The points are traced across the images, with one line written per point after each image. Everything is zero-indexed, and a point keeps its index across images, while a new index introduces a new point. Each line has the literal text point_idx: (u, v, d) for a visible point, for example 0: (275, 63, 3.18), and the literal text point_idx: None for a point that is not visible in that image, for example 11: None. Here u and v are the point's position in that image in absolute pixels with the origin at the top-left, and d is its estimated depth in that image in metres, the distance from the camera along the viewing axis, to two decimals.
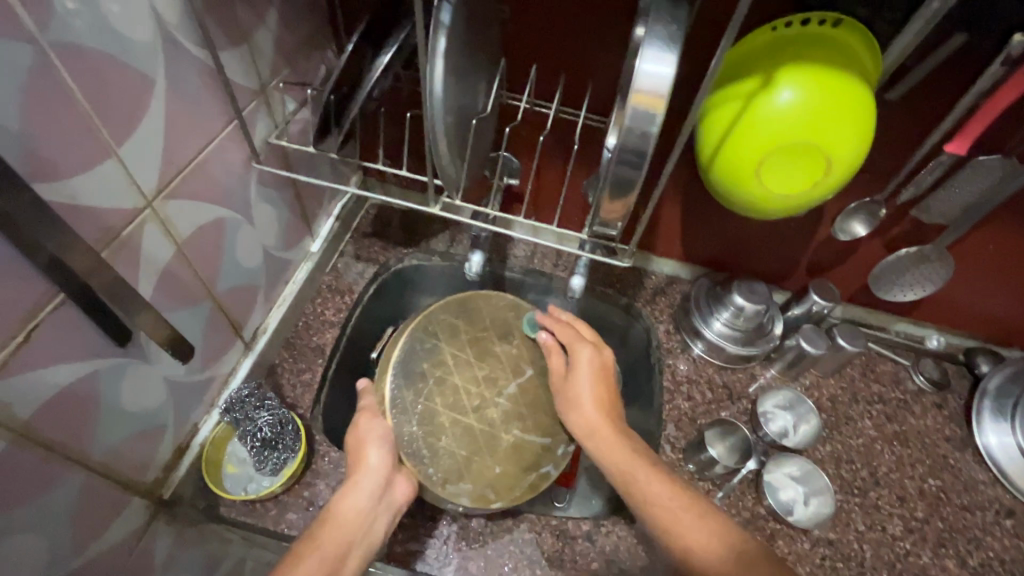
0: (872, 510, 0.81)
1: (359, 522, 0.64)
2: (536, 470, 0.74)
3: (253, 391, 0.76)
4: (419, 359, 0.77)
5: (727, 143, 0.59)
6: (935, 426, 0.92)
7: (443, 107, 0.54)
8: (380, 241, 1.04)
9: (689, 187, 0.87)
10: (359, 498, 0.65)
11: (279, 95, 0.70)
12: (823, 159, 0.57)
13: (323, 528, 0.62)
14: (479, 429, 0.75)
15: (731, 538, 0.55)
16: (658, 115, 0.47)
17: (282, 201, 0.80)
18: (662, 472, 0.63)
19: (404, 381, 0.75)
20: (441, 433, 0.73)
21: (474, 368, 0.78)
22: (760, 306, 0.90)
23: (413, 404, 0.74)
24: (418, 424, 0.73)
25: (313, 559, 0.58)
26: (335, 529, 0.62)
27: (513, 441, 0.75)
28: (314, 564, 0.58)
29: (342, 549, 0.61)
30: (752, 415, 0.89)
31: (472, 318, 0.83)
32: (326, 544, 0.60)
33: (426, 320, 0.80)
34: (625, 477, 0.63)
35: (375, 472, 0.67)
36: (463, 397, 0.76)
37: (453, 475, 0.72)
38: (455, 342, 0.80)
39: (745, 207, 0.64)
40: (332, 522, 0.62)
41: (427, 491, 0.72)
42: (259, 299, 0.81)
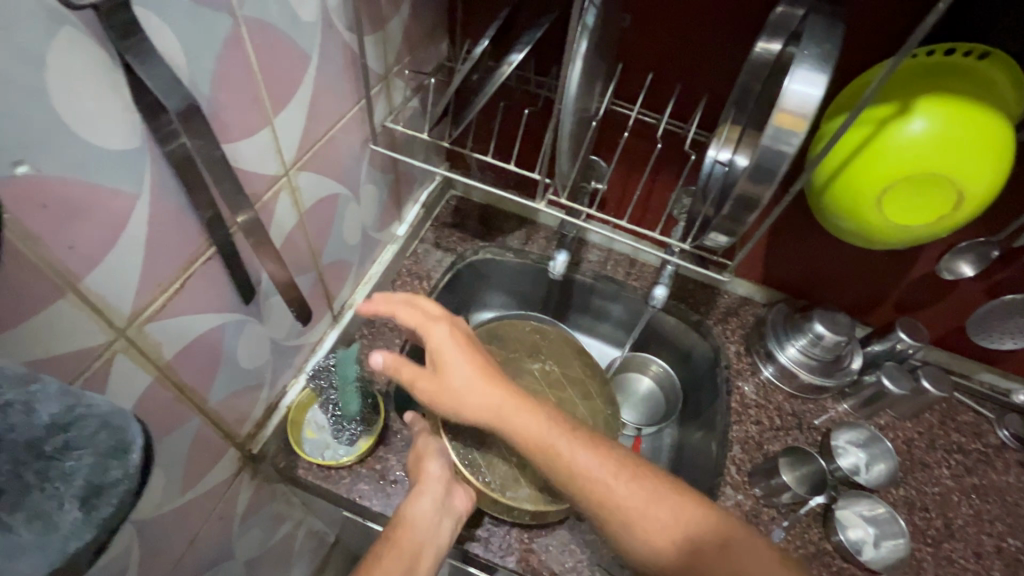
0: (945, 562, 0.78)
1: (430, 526, 0.65)
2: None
3: (337, 362, 0.78)
4: None
5: (847, 169, 0.58)
6: (1018, 484, 0.88)
7: (573, 106, 0.56)
8: (459, 231, 1.06)
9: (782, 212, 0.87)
10: (426, 503, 0.66)
11: (399, 82, 0.73)
12: (953, 193, 0.56)
13: (395, 534, 0.64)
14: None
15: (676, 505, 0.59)
16: (798, 137, 0.49)
17: (383, 183, 0.83)
18: (590, 444, 0.62)
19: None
20: (492, 443, 0.77)
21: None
22: (842, 338, 0.87)
23: (462, 419, 0.78)
24: (470, 436, 0.77)
25: (393, 559, 0.62)
26: (408, 533, 0.64)
27: None
28: (394, 564, 0.61)
29: (413, 552, 0.63)
30: (823, 448, 0.86)
31: (504, 344, 0.90)
32: (400, 549, 0.63)
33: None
34: (572, 473, 0.60)
35: (438, 479, 0.69)
36: None
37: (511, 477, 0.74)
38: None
39: (857, 234, 0.63)
40: (405, 525, 0.64)
41: (486, 500, 0.73)
42: (350, 275, 0.84)
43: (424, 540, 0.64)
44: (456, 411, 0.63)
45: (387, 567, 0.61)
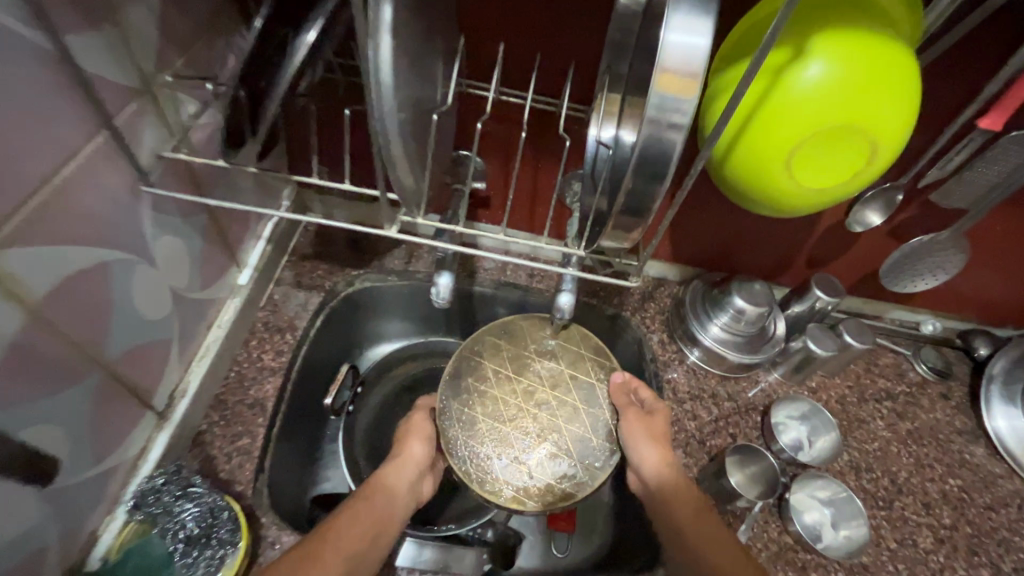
0: (900, 523, 0.75)
1: (400, 499, 0.65)
2: (569, 479, 0.68)
3: (171, 478, 0.59)
4: (464, 373, 0.74)
5: (747, 135, 0.48)
6: (945, 419, 0.87)
7: (394, 101, 0.41)
8: (323, 263, 0.87)
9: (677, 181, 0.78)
10: (402, 478, 0.67)
11: (172, 94, 0.54)
12: (867, 144, 0.47)
13: (369, 497, 0.63)
14: (518, 437, 0.70)
15: None
16: (690, 103, 0.37)
17: (192, 228, 0.63)
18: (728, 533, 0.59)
19: (454, 394, 0.72)
20: (480, 437, 0.69)
21: (515, 383, 0.74)
22: (763, 308, 0.81)
23: (456, 412, 0.71)
24: (459, 429, 0.69)
25: (365, 518, 0.60)
26: (382, 496, 0.64)
27: (551, 453, 0.69)
28: (365, 522, 0.60)
29: (385, 516, 0.62)
30: (764, 429, 0.80)
31: (515, 337, 0.78)
32: (374, 508, 0.62)
33: (469, 340, 0.76)
34: (698, 521, 0.59)
35: (417, 459, 0.70)
36: (504, 409, 0.72)
37: (491, 475, 0.67)
38: (498, 359, 0.76)
39: (771, 206, 0.53)
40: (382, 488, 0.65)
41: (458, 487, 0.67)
42: (173, 355, 0.64)
43: (395, 509, 0.64)
44: (633, 448, 0.66)
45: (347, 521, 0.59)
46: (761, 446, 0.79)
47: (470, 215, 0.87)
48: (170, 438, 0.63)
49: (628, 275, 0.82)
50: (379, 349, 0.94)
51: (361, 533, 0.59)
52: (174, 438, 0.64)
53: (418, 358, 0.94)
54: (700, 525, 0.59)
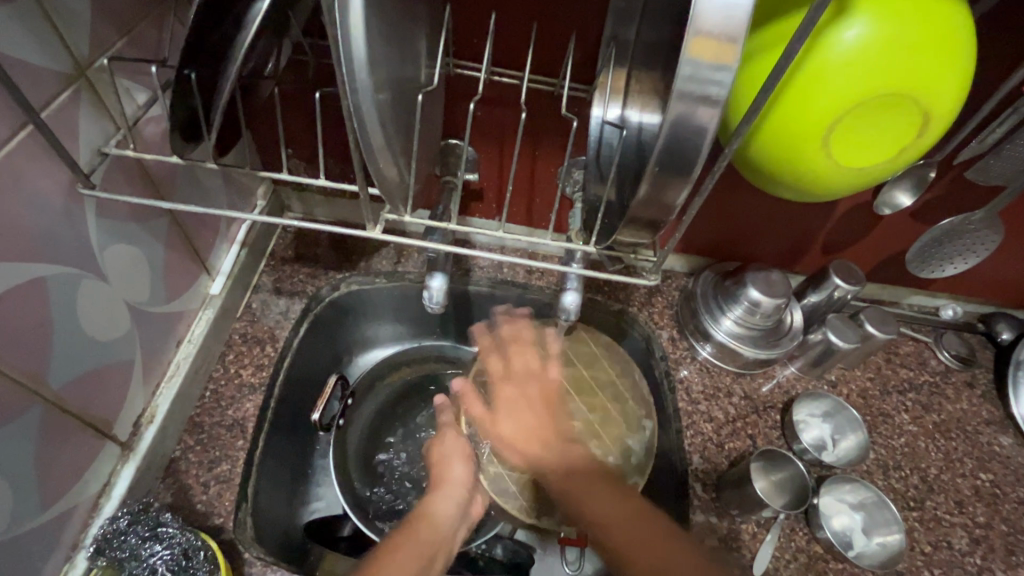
0: (932, 524, 0.71)
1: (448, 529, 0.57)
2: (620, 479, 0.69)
3: (137, 518, 0.53)
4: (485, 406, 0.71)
5: (779, 109, 0.42)
6: (973, 409, 0.82)
7: (369, 78, 0.34)
8: (305, 266, 0.80)
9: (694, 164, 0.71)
10: (447, 505, 0.60)
11: (114, 83, 0.47)
12: (916, 113, 0.41)
13: (410, 531, 0.55)
14: None
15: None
16: (730, 73, 0.30)
17: (152, 235, 0.57)
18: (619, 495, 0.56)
19: (473, 431, 0.69)
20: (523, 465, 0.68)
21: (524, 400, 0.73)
22: (780, 300, 0.74)
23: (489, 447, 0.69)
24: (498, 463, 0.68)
25: (408, 552, 0.52)
26: (427, 528, 0.56)
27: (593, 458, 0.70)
28: (409, 556, 0.52)
29: (431, 551, 0.54)
30: (785, 428, 0.75)
31: None
32: (420, 541, 0.54)
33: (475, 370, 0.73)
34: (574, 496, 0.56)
35: (461, 484, 0.62)
36: None
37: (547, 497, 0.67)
38: None
39: (804, 190, 0.48)
40: (425, 521, 0.57)
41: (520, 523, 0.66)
42: (137, 378, 0.58)
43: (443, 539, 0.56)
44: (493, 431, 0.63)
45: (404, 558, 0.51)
46: (782, 446, 0.74)
47: (463, 209, 0.80)
48: (137, 471, 0.57)
49: (643, 273, 0.75)
50: (371, 355, 0.86)
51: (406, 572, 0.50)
52: (141, 470, 0.57)
53: (412, 364, 0.87)
54: (585, 486, 0.56)
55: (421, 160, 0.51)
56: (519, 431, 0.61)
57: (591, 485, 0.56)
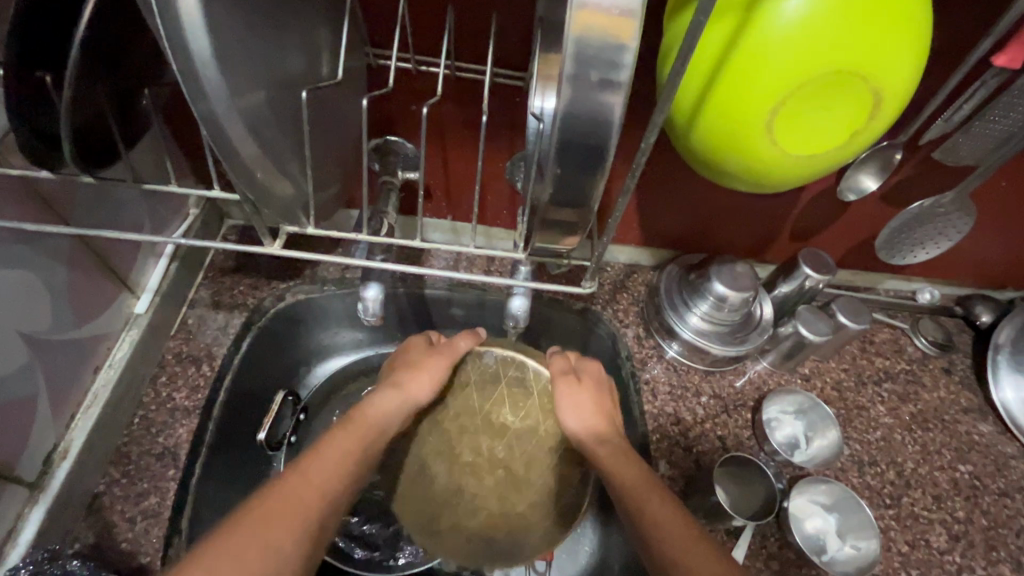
0: (910, 522, 0.68)
1: (388, 419, 0.57)
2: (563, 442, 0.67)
3: (42, 566, 0.49)
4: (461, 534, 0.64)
5: (716, 96, 0.38)
6: (950, 397, 0.79)
7: (223, 77, 0.30)
8: (246, 276, 0.73)
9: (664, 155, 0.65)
10: (393, 404, 0.58)
11: None
12: (869, 92, 0.37)
13: (353, 421, 0.54)
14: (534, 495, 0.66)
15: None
16: (629, 52, 0.27)
17: (41, 255, 0.52)
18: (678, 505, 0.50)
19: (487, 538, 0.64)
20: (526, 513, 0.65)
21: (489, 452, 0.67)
22: (747, 294, 0.70)
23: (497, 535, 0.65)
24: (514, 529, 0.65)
25: (351, 441, 0.51)
26: (369, 418, 0.55)
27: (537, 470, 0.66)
28: (350, 446, 0.51)
29: (371, 436, 0.54)
30: (756, 427, 0.72)
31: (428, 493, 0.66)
32: (361, 426, 0.54)
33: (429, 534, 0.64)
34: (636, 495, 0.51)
35: (425, 384, 0.60)
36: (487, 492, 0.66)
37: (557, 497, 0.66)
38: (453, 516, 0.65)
39: (753, 182, 0.43)
40: (369, 410, 0.56)
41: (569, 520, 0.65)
42: (43, 410, 0.54)
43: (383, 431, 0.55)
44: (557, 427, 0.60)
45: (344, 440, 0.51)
46: (754, 447, 0.70)
47: (411, 209, 0.75)
48: (48, 513, 0.53)
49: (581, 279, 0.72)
50: (328, 365, 0.79)
51: (348, 455, 0.50)
52: (53, 512, 0.54)
53: (369, 374, 0.80)
54: (652, 493, 0.51)
55: (330, 162, 0.46)
56: (584, 422, 0.59)
57: (651, 492, 0.51)
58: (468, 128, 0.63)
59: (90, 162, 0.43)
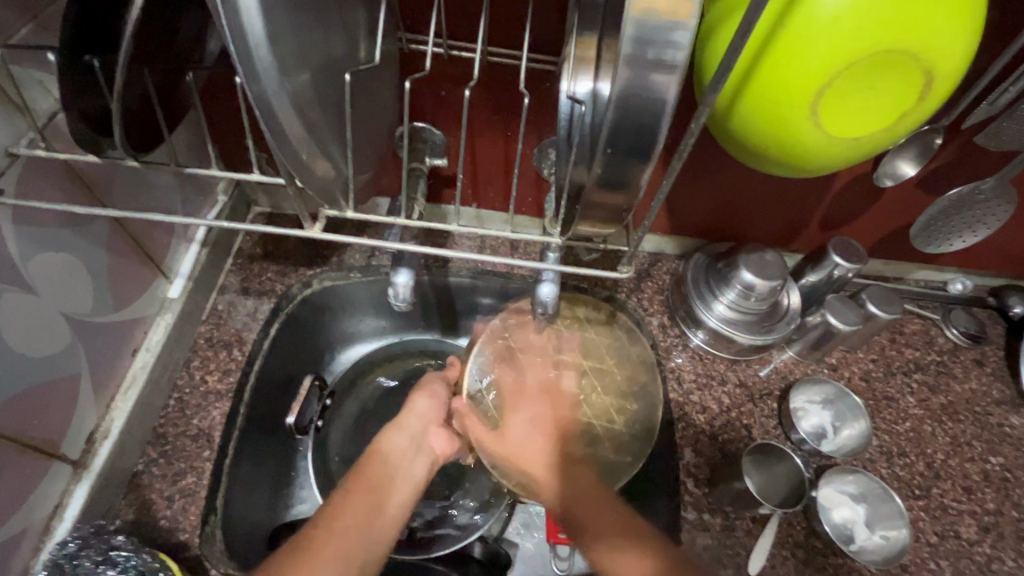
0: (939, 513, 0.67)
1: (402, 460, 0.59)
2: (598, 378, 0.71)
3: (88, 541, 0.50)
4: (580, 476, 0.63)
5: (759, 77, 0.37)
6: (982, 388, 0.77)
7: (274, 58, 0.30)
8: (274, 263, 0.74)
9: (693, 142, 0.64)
10: (400, 439, 0.61)
11: (21, 77, 0.43)
12: (919, 71, 0.36)
13: (361, 471, 0.56)
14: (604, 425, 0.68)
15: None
16: (687, 32, 0.27)
17: (85, 240, 0.53)
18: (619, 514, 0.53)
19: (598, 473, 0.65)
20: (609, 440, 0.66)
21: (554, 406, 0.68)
22: (775, 283, 0.70)
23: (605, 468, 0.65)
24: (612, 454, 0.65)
25: (363, 493, 0.53)
26: (379, 464, 0.57)
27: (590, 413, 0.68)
28: (364, 498, 0.53)
29: (382, 484, 0.56)
30: (782, 416, 0.71)
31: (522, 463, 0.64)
32: (371, 479, 0.55)
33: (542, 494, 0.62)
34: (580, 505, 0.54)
35: (422, 415, 0.64)
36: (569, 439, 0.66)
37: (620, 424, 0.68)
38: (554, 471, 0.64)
39: (794, 166, 0.42)
40: (376, 454, 0.58)
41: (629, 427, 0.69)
42: (85, 390, 0.55)
43: (396, 475, 0.57)
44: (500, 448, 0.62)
45: (358, 497, 0.53)
46: (781, 437, 0.70)
47: (436, 196, 0.75)
48: (91, 490, 0.55)
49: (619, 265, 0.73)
50: (354, 352, 0.80)
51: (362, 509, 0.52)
52: (96, 489, 0.55)
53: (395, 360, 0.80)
54: (594, 504, 0.54)
55: (366, 147, 0.46)
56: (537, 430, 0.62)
57: (598, 503, 0.54)
58: (497, 113, 0.63)
59: (134, 146, 0.43)
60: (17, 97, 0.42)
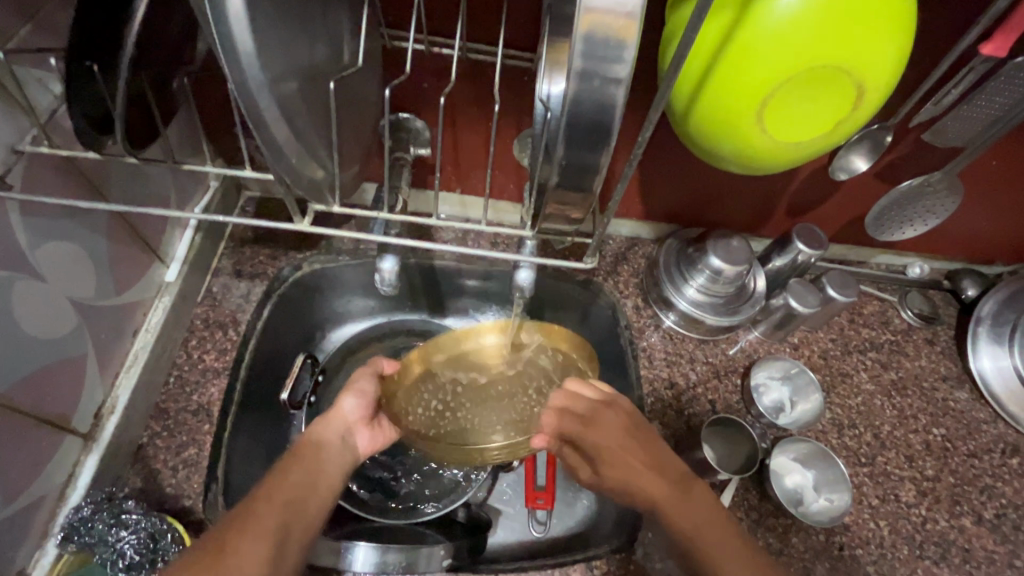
0: (882, 478, 0.73)
1: (335, 452, 0.56)
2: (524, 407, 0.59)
3: (101, 506, 0.55)
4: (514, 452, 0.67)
5: (710, 84, 0.41)
6: (931, 365, 0.83)
7: (265, 73, 0.34)
8: (266, 247, 0.77)
9: (665, 134, 0.68)
10: (332, 434, 0.57)
11: (21, 76, 0.45)
12: (852, 85, 0.40)
13: (298, 455, 0.53)
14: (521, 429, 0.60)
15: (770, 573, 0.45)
16: (631, 49, 0.30)
17: (84, 228, 0.56)
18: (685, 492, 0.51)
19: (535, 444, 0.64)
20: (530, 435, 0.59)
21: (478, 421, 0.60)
22: (741, 267, 0.74)
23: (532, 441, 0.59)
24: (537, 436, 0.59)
25: (294, 481, 0.49)
26: (314, 451, 0.54)
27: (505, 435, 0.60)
28: (294, 486, 0.49)
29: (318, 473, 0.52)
30: (744, 391, 0.77)
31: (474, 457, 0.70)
32: (302, 468, 0.51)
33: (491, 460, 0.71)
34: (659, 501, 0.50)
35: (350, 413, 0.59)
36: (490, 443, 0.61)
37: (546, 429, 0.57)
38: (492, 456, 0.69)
39: (744, 165, 0.46)
40: (313, 446, 0.54)
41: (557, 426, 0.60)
42: (91, 369, 0.59)
43: (328, 464, 0.54)
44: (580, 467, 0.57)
45: (284, 486, 0.49)
46: (742, 410, 0.76)
47: (421, 182, 0.78)
48: (101, 460, 0.59)
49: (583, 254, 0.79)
50: (343, 330, 0.84)
51: (296, 488, 0.49)
52: (105, 459, 0.60)
53: (383, 339, 0.84)
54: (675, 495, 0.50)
55: (352, 143, 0.49)
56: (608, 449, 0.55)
57: (677, 490, 0.51)
58: (478, 105, 0.65)
59: (131, 143, 0.46)
60: (20, 96, 0.45)
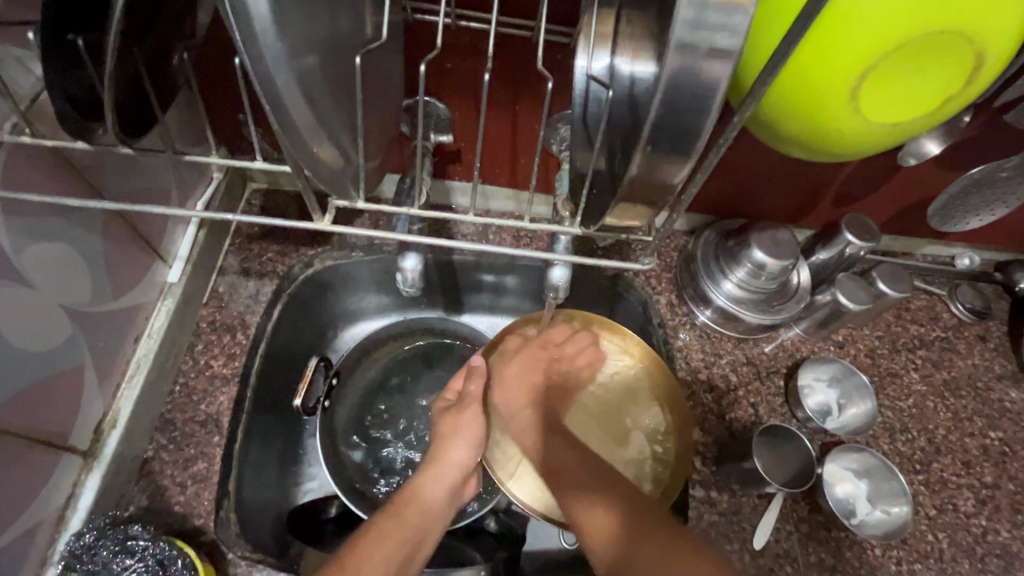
0: (939, 486, 0.69)
1: (438, 515, 0.58)
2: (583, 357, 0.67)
3: (105, 532, 0.51)
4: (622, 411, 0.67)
5: (802, 50, 0.34)
6: (984, 364, 0.78)
7: (282, 45, 0.28)
8: (273, 242, 0.72)
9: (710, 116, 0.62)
10: (440, 487, 0.60)
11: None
12: (969, 53, 0.34)
13: (401, 515, 0.56)
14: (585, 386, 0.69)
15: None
16: (743, 16, 0.25)
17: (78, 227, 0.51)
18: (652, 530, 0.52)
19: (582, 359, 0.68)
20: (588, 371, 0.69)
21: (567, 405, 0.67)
22: (787, 262, 0.69)
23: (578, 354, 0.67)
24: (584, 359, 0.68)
25: (398, 538, 0.54)
26: (416, 510, 0.57)
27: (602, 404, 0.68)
28: (397, 541, 0.54)
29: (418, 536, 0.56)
30: (789, 394, 0.72)
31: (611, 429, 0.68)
32: (405, 523, 0.56)
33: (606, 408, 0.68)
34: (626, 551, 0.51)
35: (458, 467, 0.61)
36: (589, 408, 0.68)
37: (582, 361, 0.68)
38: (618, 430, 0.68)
39: (823, 150, 0.41)
40: (414, 502, 0.58)
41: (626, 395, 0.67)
42: (89, 379, 0.55)
43: (429, 523, 0.57)
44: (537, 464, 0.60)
45: (390, 541, 0.53)
46: (787, 415, 0.71)
47: (440, 172, 0.72)
48: (103, 479, 0.55)
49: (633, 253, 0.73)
50: (357, 330, 0.79)
51: (394, 554, 0.53)
52: (108, 477, 0.55)
53: (398, 339, 0.78)
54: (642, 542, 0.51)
55: (374, 128, 0.44)
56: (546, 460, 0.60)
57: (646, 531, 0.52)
58: (508, 84, 0.59)
59: (126, 131, 0.41)
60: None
